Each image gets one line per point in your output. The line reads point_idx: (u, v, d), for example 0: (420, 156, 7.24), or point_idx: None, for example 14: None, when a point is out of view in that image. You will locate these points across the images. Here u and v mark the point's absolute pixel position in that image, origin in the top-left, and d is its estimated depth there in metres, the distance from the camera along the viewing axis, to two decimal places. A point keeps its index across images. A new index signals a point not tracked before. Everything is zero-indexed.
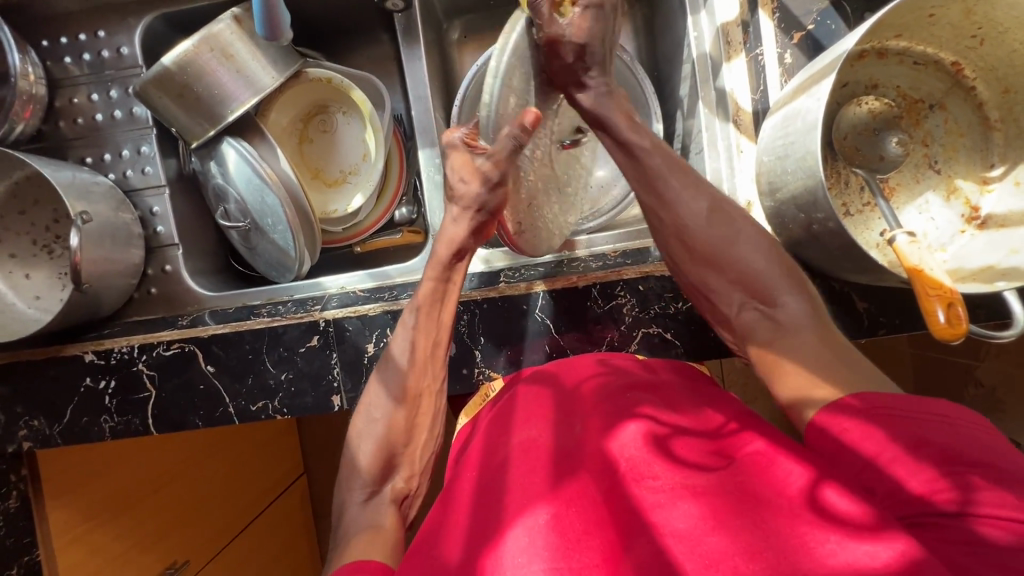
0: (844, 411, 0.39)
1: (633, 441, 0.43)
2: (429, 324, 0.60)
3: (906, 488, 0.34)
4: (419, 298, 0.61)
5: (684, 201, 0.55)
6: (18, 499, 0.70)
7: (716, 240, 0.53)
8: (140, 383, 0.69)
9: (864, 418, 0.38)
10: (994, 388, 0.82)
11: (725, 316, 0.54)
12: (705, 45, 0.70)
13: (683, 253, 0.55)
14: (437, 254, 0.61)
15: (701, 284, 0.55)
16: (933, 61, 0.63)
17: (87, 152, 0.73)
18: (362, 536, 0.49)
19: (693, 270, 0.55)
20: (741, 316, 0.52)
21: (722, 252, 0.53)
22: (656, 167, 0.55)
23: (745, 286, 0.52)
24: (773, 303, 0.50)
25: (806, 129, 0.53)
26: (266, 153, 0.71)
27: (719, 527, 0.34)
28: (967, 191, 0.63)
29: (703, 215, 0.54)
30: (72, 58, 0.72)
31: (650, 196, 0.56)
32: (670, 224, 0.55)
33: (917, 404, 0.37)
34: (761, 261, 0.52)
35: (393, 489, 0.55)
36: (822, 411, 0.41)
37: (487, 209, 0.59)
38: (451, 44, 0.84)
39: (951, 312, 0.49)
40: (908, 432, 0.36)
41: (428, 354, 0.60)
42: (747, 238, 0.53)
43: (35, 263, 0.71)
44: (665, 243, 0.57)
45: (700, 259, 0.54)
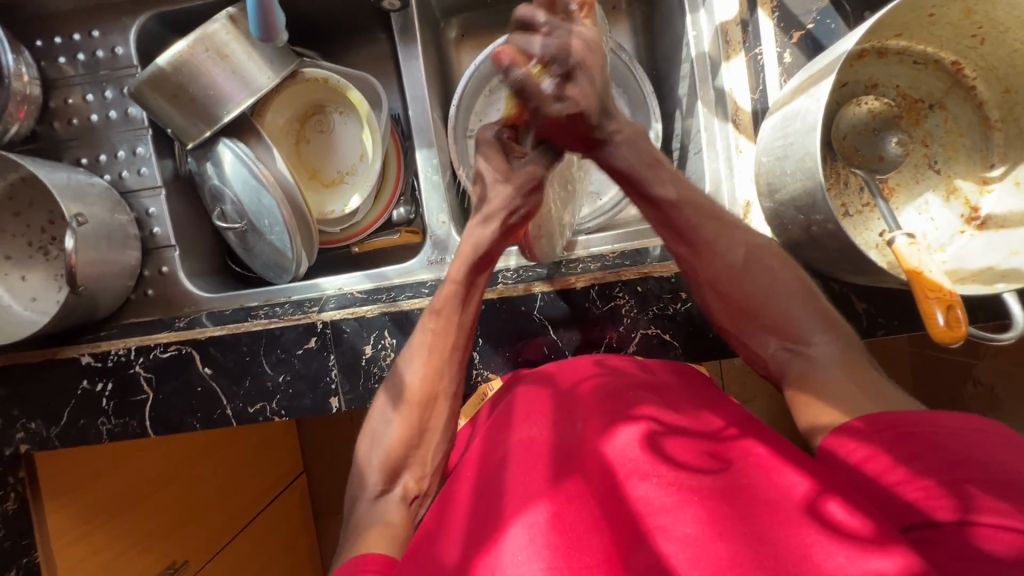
0: (859, 428, 0.40)
1: (633, 443, 0.43)
2: (443, 331, 0.59)
3: (911, 503, 0.35)
4: (435, 306, 0.59)
5: (718, 251, 0.55)
6: (16, 501, 0.70)
7: (751, 288, 0.53)
8: (137, 385, 0.69)
9: (877, 435, 0.38)
10: (991, 387, 0.81)
11: (758, 357, 0.53)
12: (704, 44, 0.70)
13: (719, 302, 0.55)
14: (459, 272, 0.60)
15: (735, 330, 0.55)
16: (932, 60, 0.62)
17: (83, 153, 0.72)
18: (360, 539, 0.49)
19: (728, 318, 0.55)
20: (776, 359, 0.51)
21: (758, 302, 0.53)
22: (687, 221, 0.55)
23: (779, 332, 0.52)
24: (806, 344, 0.50)
25: (805, 130, 0.53)
26: (262, 154, 0.70)
27: (721, 535, 0.34)
28: (967, 191, 0.63)
29: (738, 265, 0.54)
30: (66, 59, 0.72)
31: (684, 247, 0.56)
32: (705, 274, 0.55)
33: (930, 419, 0.37)
34: (790, 299, 0.52)
35: (405, 488, 0.54)
36: (836, 433, 0.40)
37: (521, 212, 0.58)
38: (448, 43, 0.83)
39: (950, 315, 0.49)
40: (918, 446, 0.36)
41: (444, 356, 0.59)
42: (781, 285, 0.52)
43: (31, 265, 0.71)
44: (699, 292, 0.57)
45: (732, 303, 0.54)
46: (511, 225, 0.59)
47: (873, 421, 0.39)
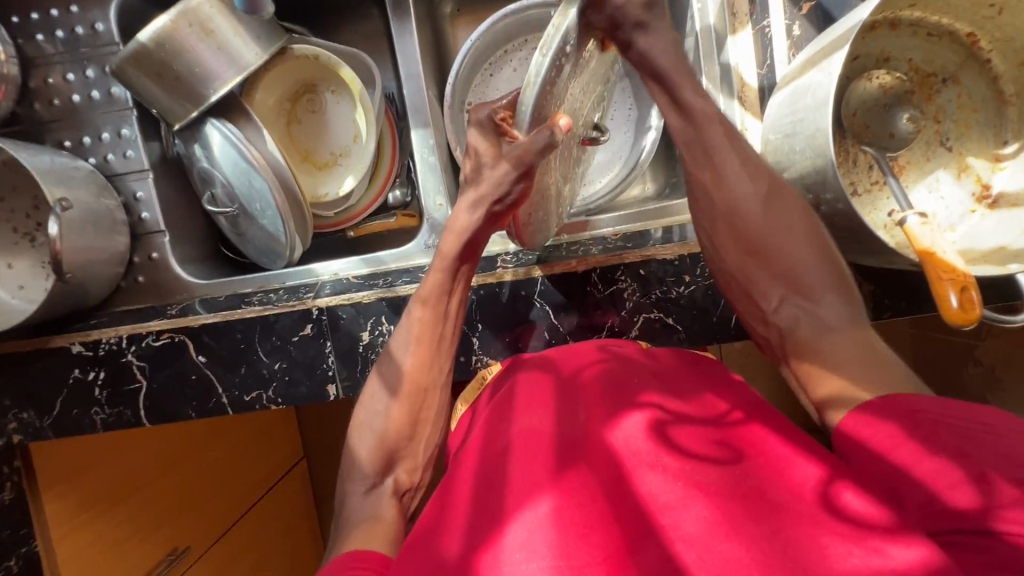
0: (878, 417, 0.39)
1: (637, 434, 0.42)
2: (435, 314, 0.58)
3: (934, 494, 0.34)
4: (424, 298, 0.58)
5: (736, 185, 0.52)
6: (13, 489, 0.68)
7: (769, 228, 0.51)
8: (130, 374, 0.67)
9: (897, 424, 0.37)
10: (993, 366, 0.81)
11: (760, 311, 0.52)
12: (709, 16, 0.66)
13: (730, 240, 0.53)
14: (444, 246, 0.58)
15: (741, 277, 0.53)
16: (947, 32, 0.60)
17: (66, 135, 0.70)
18: (359, 530, 0.49)
19: (736, 261, 0.53)
20: (781, 312, 0.51)
21: (770, 241, 0.51)
22: (720, 138, 0.52)
23: (789, 280, 0.51)
24: (814, 301, 0.49)
25: (815, 106, 0.51)
26: (253, 136, 0.68)
27: (732, 532, 0.33)
28: (978, 169, 0.61)
29: (760, 204, 0.52)
30: (44, 36, 0.69)
31: (709, 170, 0.53)
32: (721, 207, 0.53)
33: (959, 413, 0.36)
34: (802, 248, 0.51)
35: (396, 481, 0.55)
36: (854, 416, 0.40)
37: (506, 201, 0.54)
38: (444, 19, 0.80)
39: (964, 296, 0.48)
40: (941, 439, 0.35)
41: (432, 345, 0.58)
42: (799, 228, 0.51)
43: (16, 252, 0.69)
44: (709, 229, 0.54)
45: (749, 249, 0.52)
46: (497, 213, 0.55)
47: (895, 407, 0.39)
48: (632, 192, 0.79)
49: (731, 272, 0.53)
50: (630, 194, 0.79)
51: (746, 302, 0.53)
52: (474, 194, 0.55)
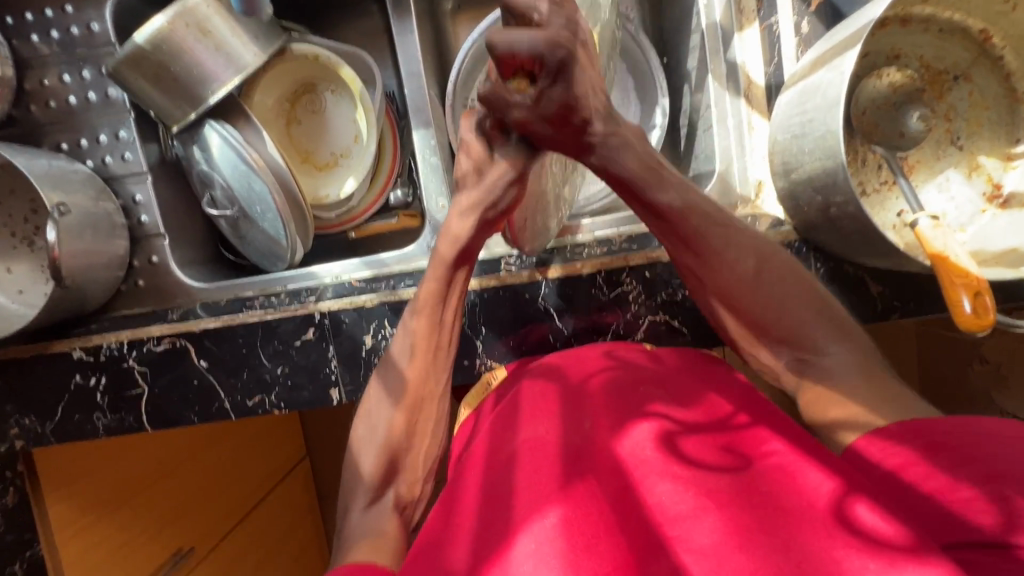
0: (891, 437, 0.38)
1: (644, 443, 0.41)
2: (430, 326, 0.57)
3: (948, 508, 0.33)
4: (421, 305, 0.56)
5: (727, 262, 0.51)
6: (15, 495, 0.68)
7: (764, 300, 0.50)
8: (132, 379, 0.67)
9: (911, 445, 0.37)
10: (999, 364, 0.80)
11: (766, 367, 0.52)
12: (715, 13, 0.65)
13: (727, 314, 0.52)
14: (440, 251, 0.55)
15: (743, 339, 0.53)
16: (960, 28, 0.59)
17: (63, 137, 0.69)
18: (363, 540, 0.49)
19: (737, 330, 0.53)
20: (785, 370, 0.50)
21: (768, 314, 0.50)
22: (696, 228, 0.51)
23: (791, 344, 0.50)
24: (819, 353, 0.49)
25: (826, 106, 0.50)
26: (252, 137, 0.67)
27: (742, 544, 0.33)
28: (990, 168, 0.60)
29: (749, 278, 0.51)
30: (39, 37, 0.68)
31: (693, 258, 0.52)
32: (712, 288, 0.52)
33: (970, 429, 0.36)
34: (800, 310, 0.50)
35: (396, 494, 0.55)
36: (865, 439, 0.40)
37: (500, 208, 0.51)
38: (445, 15, 0.78)
39: (978, 301, 0.47)
40: (955, 456, 0.35)
41: (429, 355, 0.57)
42: (793, 296, 0.50)
43: (15, 257, 0.68)
44: (705, 300, 0.54)
45: (747, 320, 0.51)
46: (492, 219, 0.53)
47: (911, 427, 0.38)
48: None
49: (733, 338, 0.53)
50: None
51: (751, 357, 0.53)
52: (468, 198, 0.51)
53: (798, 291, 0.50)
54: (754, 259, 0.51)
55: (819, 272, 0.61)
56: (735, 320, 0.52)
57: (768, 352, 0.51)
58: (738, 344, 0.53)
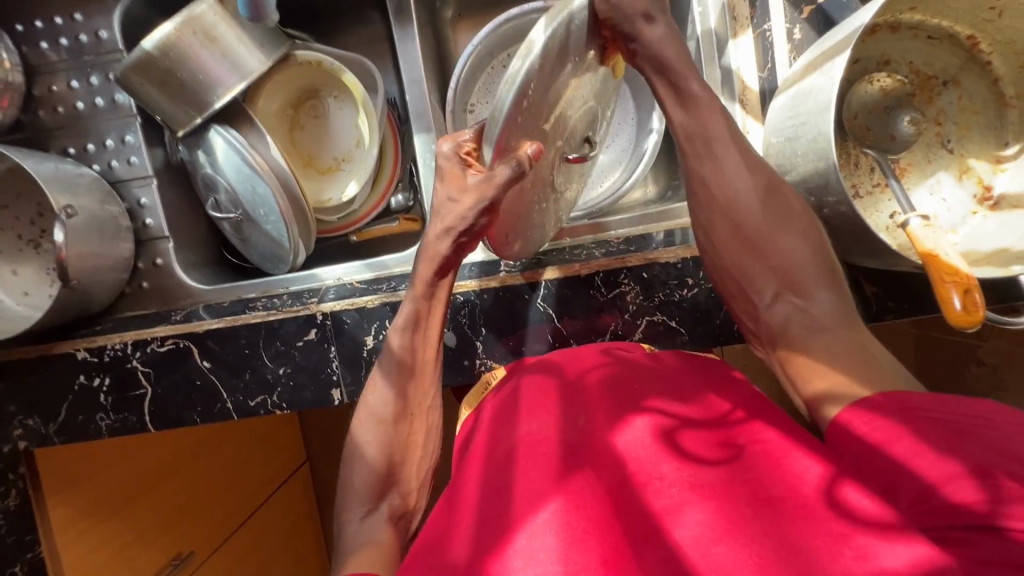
0: (878, 410, 0.40)
1: (640, 440, 0.42)
2: (422, 319, 0.59)
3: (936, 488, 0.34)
4: (418, 291, 0.59)
5: (736, 181, 0.53)
6: (18, 496, 0.68)
7: (765, 225, 0.52)
8: (135, 380, 0.68)
9: (896, 418, 0.38)
10: (996, 366, 0.81)
11: (753, 306, 0.53)
12: (710, 20, 0.68)
13: (728, 235, 0.54)
14: (419, 270, 0.59)
15: (737, 272, 0.54)
16: (948, 35, 0.60)
17: (70, 142, 0.70)
18: (356, 554, 0.49)
19: (733, 257, 0.54)
20: (773, 306, 0.52)
21: (767, 239, 0.52)
22: (717, 132, 0.53)
23: (784, 278, 0.52)
24: (808, 297, 0.50)
25: (818, 109, 0.51)
26: (255, 141, 0.68)
27: (734, 534, 0.33)
28: (980, 171, 0.61)
29: (756, 202, 0.53)
30: (49, 44, 0.69)
31: (708, 162, 0.54)
32: (718, 201, 0.54)
33: (960, 410, 0.37)
34: (799, 246, 0.52)
35: (393, 493, 0.56)
36: (849, 413, 0.41)
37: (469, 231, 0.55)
38: (445, 23, 0.80)
39: (967, 298, 0.48)
40: (946, 437, 0.35)
41: (424, 354, 0.59)
42: (796, 225, 0.52)
43: (21, 259, 0.69)
44: (705, 220, 0.55)
45: (745, 246, 0.53)
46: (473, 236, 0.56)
47: (899, 407, 0.39)
48: (634, 195, 0.79)
49: (725, 266, 0.54)
50: (632, 198, 0.78)
51: (738, 295, 0.54)
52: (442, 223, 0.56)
53: (797, 220, 0.52)
54: (763, 185, 0.53)
55: None
56: (731, 243, 0.54)
57: (757, 288, 0.53)
58: (728, 279, 0.54)
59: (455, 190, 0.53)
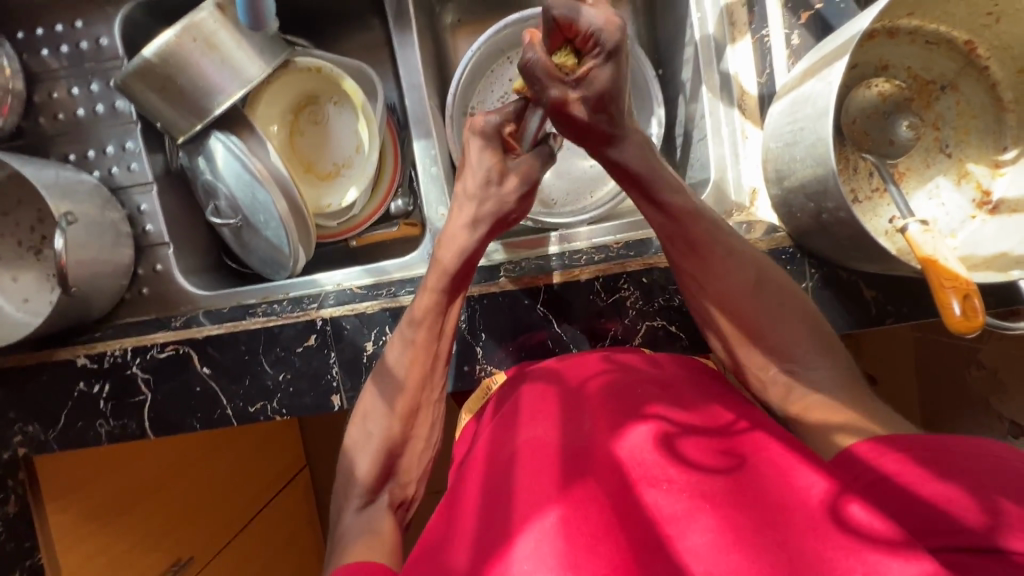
0: (882, 445, 0.39)
1: (643, 444, 0.42)
2: (429, 333, 0.58)
3: (942, 512, 0.34)
4: (419, 314, 0.58)
5: (726, 269, 0.53)
6: (17, 503, 0.68)
7: (758, 312, 0.52)
8: (135, 386, 0.68)
9: (898, 449, 0.38)
10: (996, 370, 0.80)
11: (760, 387, 0.52)
12: (708, 26, 0.67)
13: (723, 320, 0.53)
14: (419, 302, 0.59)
15: (734, 351, 0.54)
16: (945, 40, 0.61)
17: (71, 148, 0.70)
18: (359, 540, 0.50)
19: (730, 340, 0.54)
20: (772, 383, 0.51)
21: (763, 325, 0.52)
22: (703, 232, 0.54)
23: (782, 356, 0.51)
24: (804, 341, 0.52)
25: (816, 115, 0.51)
26: (255, 148, 0.68)
27: (739, 543, 0.33)
28: (978, 175, 0.61)
29: (750, 286, 0.53)
30: (49, 51, 0.69)
31: (697, 260, 0.54)
32: (712, 295, 0.54)
33: (959, 441, 0.37)
34: (794, 326, 0.52)
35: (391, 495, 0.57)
36: (864, 442, 0.41)
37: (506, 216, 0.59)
38: (444, 29, 0.80)
39: (967, 304, 0.48)
40: (943, 461, 0.36)
41: (427, 364, 0.59)
42: (790, 307, 0.52)
43: (22, 266, 0.69)
44: (700, 308, 0.55)
45: (742, 330, 0.53)
46: (499, 225, 0.59)
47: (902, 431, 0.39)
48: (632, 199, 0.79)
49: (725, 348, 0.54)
50: (629, 203, 0.78)
51: (740, 373, 0.54)
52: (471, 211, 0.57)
53: (791, 296, 0.53)
54: (754, 271, 0.53)
55: (812, 277, 0.62)
56: (727, 328, 0.53)
57: (755, 365, 0.52)
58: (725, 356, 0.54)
59: (497, 172, 0.56)
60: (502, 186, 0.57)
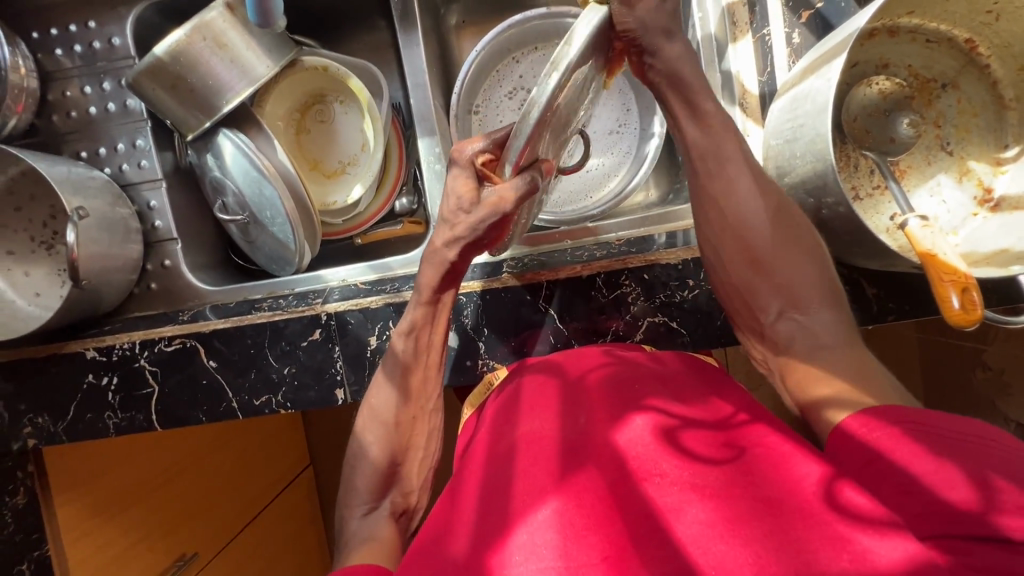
0: (876, 419, 0.39)
1: (641, 435, 0.42)
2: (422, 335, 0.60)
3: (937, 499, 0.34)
4: (424, 297, 0.59)
5: (746, 199, 0.54)
6: (26, 494, 0.69)
7: (772, 244, 0.53)
8: (143, 379, 0.69)
9: (895, 427, 0.38)
10: (1001, 371, 0.80)
11: (758, 324, 0.55)
12: (709, 26, 0.68)
13: (736, 251, 0.54)
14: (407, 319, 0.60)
15: (742, 285, 0.55)
16: (945, 39, 0.61)
17: (83, 146, 0.72)
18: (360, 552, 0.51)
19: (740, 273, 0.55)
20: (776, 323, 0.53)
21: (774, 258, 0.53)
22: (732, 152, 0.54)
23: (788, 295, 0.53)
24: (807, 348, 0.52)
25: (816, 112, 0.52)
26: (263, 145, 0.69)
27: (732, 532, 0.33)
28: (980, 173, 0.61)
29: (766, 219, 0.54)
30: (63, 51, 0.71)
31: (721, 181, 0.54)
32: (728, 220, 0.54)
33: (960, 423, 0.37)
34: (803, 266, 0.53)
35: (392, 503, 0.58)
36: (851, 416, 0.41)
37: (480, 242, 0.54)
38: (450, 30, 0.81)
39: (966, 297, 0.48)
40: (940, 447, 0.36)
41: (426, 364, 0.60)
42: (802, 245, 0.53)
43: (33, 260, 0.71)
44: (715, 238, 0.55)
45: (752, 268, 0.54)
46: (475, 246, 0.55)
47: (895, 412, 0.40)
48: (635, 199, 0.80)
49: (733, 283, 0.55)
50: (632, 202, 0.79)
51: (742, 308, 0.55)
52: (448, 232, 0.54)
53: (802, 229, 0.54)
54: (772, 204, 0.54)
55: None
56: (737, 263, 0.54)
57: (760, 300, 0.54)
58: (730, 290, 0.56)
59: (467, 200, 0.52)
60: (471, 215, 0.51)
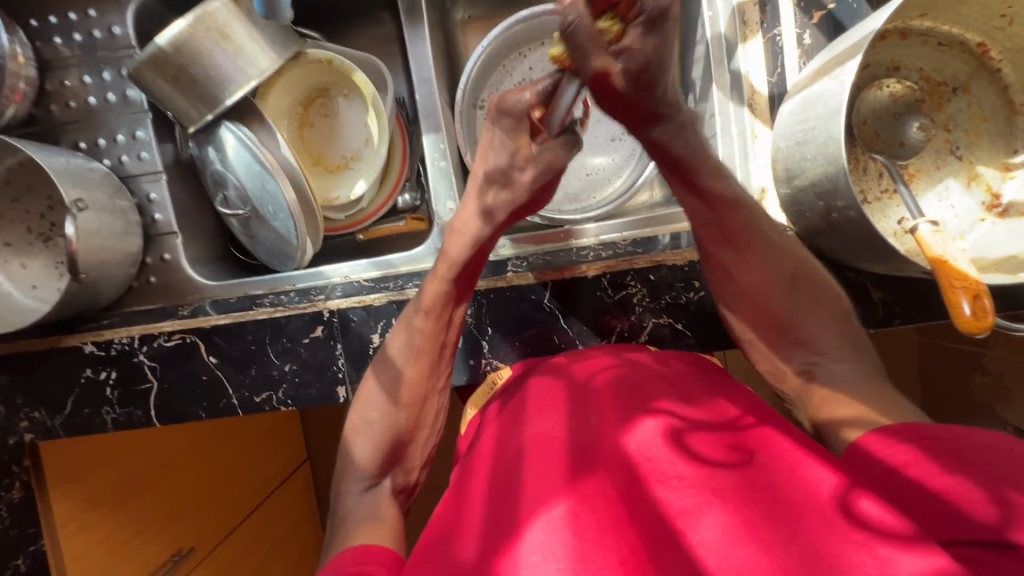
0: (892, 437, 0.40)
1: (653, 439, 0.41)
2: (427, 336, 0.59)
3: (951, 507, 0.34)
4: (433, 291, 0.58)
5: (760, 262, 0.55)
6: (21, 489, 0.69)
7: (790, 305, 0.54)
8: (142, 374, 0.68)
9: (911, 443, 0.38)
10: (1001, 375, 0.79)
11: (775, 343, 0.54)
12: (719, 25, 0.68)
13: (752, 312, 0.55)
14: (423, 325, 0.58)
15: (762, 341, 0.55)
16: (958, 42, 0.61)
17: (81, 137, 0.71)
18: (354, 529, 0.50)
19: (758, 331, 0.55)
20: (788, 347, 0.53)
21: (792, 317, 0.54)
22: (740, 224, 0.55)
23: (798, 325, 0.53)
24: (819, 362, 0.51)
25: (828, 114, 0.51)
26: (266, 139, 0.68)
27: (750, 537, 0.33)
28: (988, 178, 0.61)
29: (782, 281, 0.54)
30: (62, 39, 0.70)
31: (731, 253, 0.55)
32: (741, 286, 0.55)
33: (975, 436, 0.37)
34: (825, 315, 0.53)
35: (387, 494, 0.57)
36: (869, 435, 0.42)
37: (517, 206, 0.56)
38: (455, 25, 0.80)
39: (977, 304, 0.48)
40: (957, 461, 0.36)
41: (427, 365, 0.60)
42: (823, 300, 0.54)
43: (30, 252, 0.70)
44: (730, 300, 0.56)
45: (772, 327, 0.54)
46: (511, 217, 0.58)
47: (908, 428, 0.40)
48: (640, 198, 0.79)
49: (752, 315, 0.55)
50: (637, 201, 0.79)
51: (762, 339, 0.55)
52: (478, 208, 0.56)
53: (817, 281, 0.54)
54: (789, 265, 0.55)
55: None
56: (756, 322, 0.55)
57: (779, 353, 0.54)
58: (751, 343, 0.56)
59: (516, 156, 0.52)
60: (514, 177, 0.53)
